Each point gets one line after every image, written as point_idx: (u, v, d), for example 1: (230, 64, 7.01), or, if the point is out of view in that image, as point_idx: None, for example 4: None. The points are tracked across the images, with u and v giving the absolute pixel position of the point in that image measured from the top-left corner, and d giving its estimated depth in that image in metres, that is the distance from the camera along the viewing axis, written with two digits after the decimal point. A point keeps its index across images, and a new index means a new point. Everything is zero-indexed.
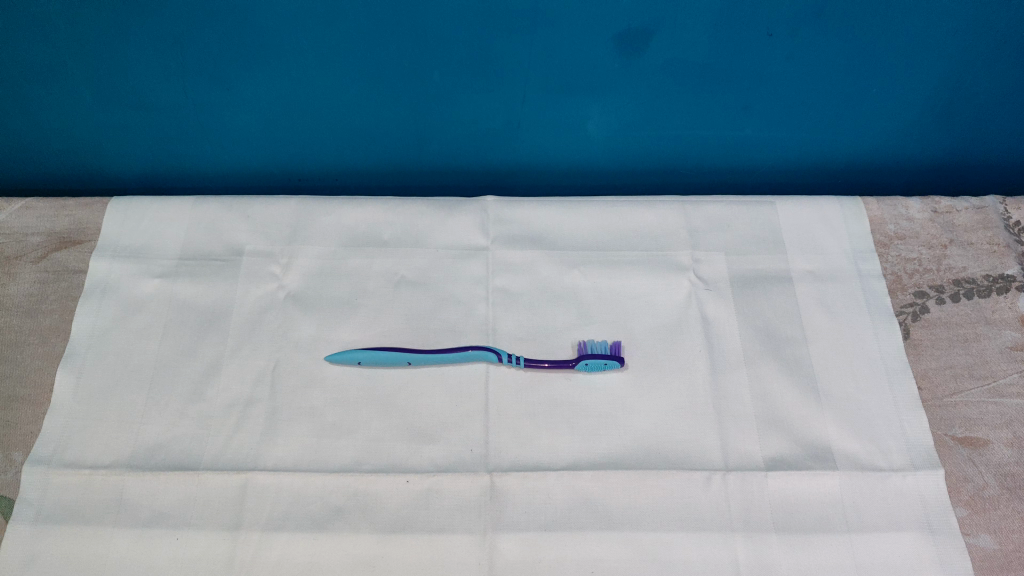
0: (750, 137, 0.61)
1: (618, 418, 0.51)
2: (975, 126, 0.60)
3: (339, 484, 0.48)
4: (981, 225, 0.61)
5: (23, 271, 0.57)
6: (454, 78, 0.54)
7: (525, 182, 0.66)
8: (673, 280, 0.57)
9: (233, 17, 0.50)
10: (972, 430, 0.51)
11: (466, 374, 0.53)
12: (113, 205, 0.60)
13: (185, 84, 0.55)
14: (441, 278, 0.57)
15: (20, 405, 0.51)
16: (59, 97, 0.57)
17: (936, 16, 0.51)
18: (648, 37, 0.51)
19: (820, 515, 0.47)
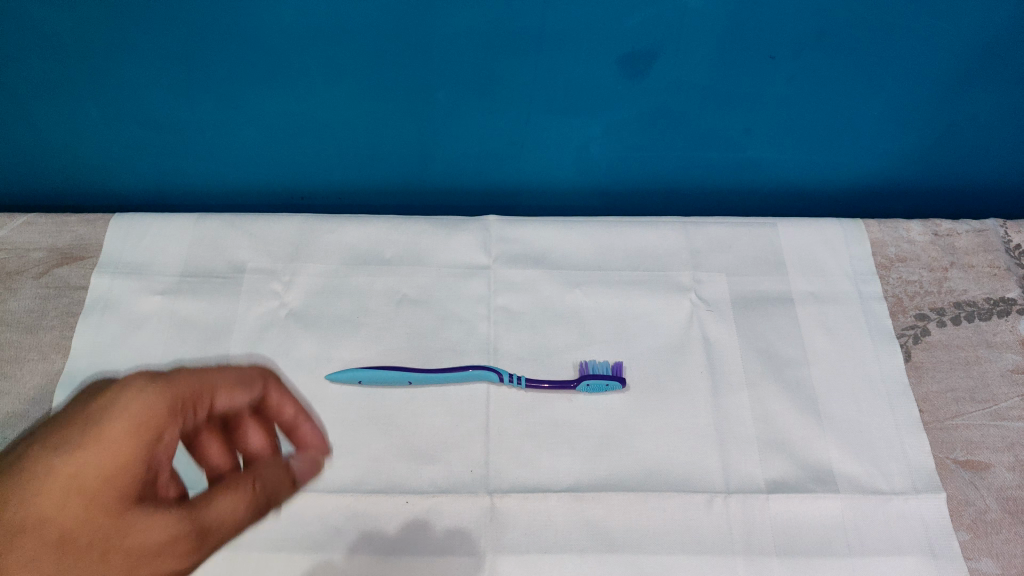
0: (750, 159, 0.61)
1: (620, 439, 0.51)
2: (976, 150, 0.60)
3: (340, 503, 0.48)
4: (981, 248, 0.61)
5: (24, 286, 0.57)
6: (457, 98, 0.55)
7: (526, 202, 0.66)
8: (675, 301, 0.57)
9: (239, 37, 0.50)
10: (974, 453, 0.51)
11: (467, 393, 0.53)
12: (115, 221, 0.60)
13: (189, 102, 0.55)
14: (442, 298, 0.57)
15: (18, 421, 0.51)
16: (63, 114, 0.57)
17: (936, 41, 0.51)
18: (650, 60, 0.52)
19: (823, 539, 0.47)
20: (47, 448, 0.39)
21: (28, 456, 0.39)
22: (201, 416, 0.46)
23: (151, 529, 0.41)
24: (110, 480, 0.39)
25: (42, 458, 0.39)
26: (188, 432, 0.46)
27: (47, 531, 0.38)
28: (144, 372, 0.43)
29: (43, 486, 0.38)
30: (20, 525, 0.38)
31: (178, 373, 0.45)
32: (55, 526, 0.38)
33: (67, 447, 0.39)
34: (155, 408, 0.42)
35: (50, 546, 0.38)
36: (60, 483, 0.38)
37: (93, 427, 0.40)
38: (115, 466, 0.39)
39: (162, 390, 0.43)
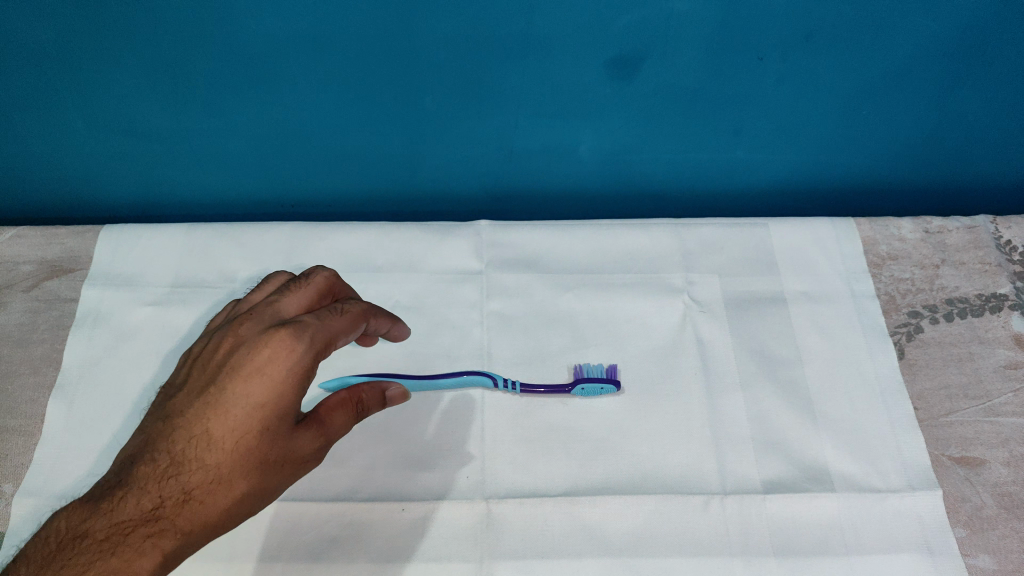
0: (741, 160, 0.61)
1: (616, 442, 0.51)
2: (965, 146, 0.61)
3: (335, 512, 0.48)
4: (972, 245, 0.61)
5: (15, 300, 0.57)
6: (447, 103, 0.54)
7: (518, 207, 0.66)
8: (667, 302, 0.57)
9: (227, 46, 0.50)
10: (969, 449, 0.51)
11: (461, 399, 0.52)
12: (104, 233, 0.59)
13: (178, 112, 0.55)
14: (435, 303, 0.57)
15: (10, 436, 0.51)
16: (51, 126, 0.57)
17: (923, 39, 0.52)
18: (639, 62, 0.52)
19: (820, 538, 0.47)
20: (230, 370, 0.42)
21: (214, 377, 0.42)
22: (359, 307, 0.46)
23: (307, 438, 0.42)
24: (282, 394, 0.41)
25: (227, 376, 0.42)
26: (355, 329, 0.46)
27: (261, 440, 0.41)
28: (285, 300, 0.45)
29: (229, 400, 0.41)
30: (212, 436, 0.41)
31: (317, 272, 0.47)
32: (245, 434, 0.41)
33: (239, 377, 0.41)
34: (305, 298, 0.46)
35: (237, 456, 0.40)
36: (240, 405, 0.41)
37: (257, 351, 0.42)
38: (281, 385, 0.41)
39: (330, 314, 0.44)
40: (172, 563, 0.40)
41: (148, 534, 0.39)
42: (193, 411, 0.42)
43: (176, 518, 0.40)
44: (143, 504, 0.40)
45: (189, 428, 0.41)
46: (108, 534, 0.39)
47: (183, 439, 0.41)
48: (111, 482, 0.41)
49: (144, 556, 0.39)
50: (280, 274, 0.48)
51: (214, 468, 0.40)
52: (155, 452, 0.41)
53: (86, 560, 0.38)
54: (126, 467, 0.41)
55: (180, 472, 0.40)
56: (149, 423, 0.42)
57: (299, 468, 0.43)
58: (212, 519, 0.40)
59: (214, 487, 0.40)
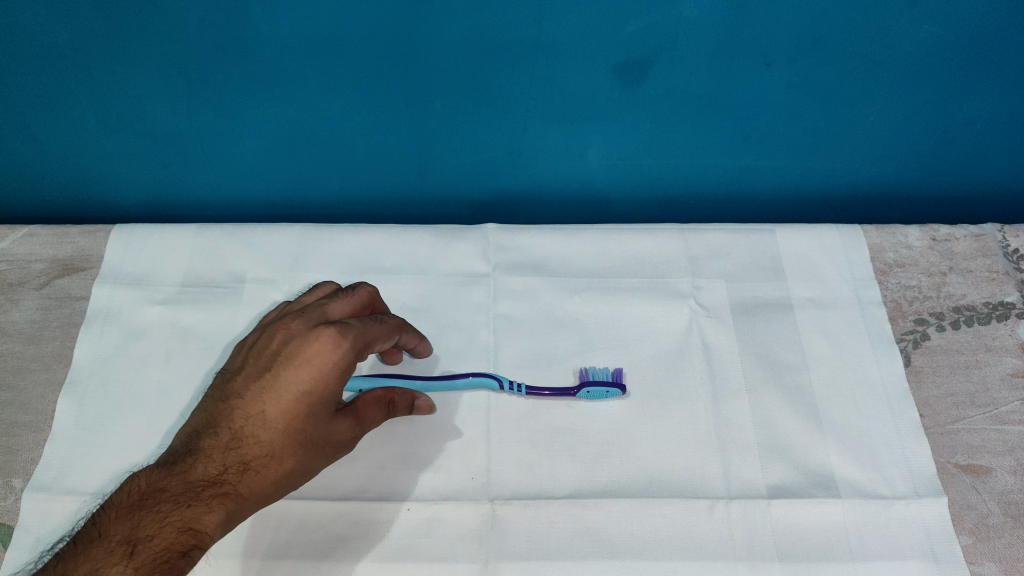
0: (749, 166, 0.61)
1: (621, 445, 0.51)
2: (973, 155, 0.61)
3: (341, 511, 0.48)
4: (980, 253, 0.61)
5: (27, 298, 0.58)
6: (456, 107, 0.55)
7: (526, 211, 0.66)
8: (674, 306, 0.57)
9: (240, 47, 0.51)
10: (975, 457, 0.51)
11: (467, 401, 0.53)
12: (115, 232, 0.60)
13: (191, 113, 0.56)
14: (442, 305, 0.57)
15: (21, 432, 0.51)
16: (65, 126, 0.57)
17: (931, 47, 0.52)
18: (648, 67, 0.52)
19: (825, 543, 0.47)
20: (282, 359, 0.45)
21: (268, 364, 0.45)
22: (394, 320, 0.49)
23: (344, 426, 0.45)
24: (327, 382, 0.44)
25: (280, 364, 0.45)
26: (389, 340, 0.49)
27: (307, 423, 0.44)
28: (333, 305, 0.48)
29: (283, 383, 0.44)
30: (266, 415, 0.44)
31: (359, 282, 0.49)
32: (295, 414, 0.44)
33: (290, 363, 0.45)
34: (350, 304, 0.48)
35: (289, 434, 0.44)
36: (291, 387, 0.44)
37: (307, 343, 0.45)
38: (330, 374, 0.45)
39: (372, 321, 0.47)
40: (233, 525, 0.42)
41: (216, 494, 0.42)
42: (249, 393, 0.45)
43: (238, 484, 0.42)
44: (209, 470, 0.43)
45: (247, 408, 0.44)
46: (183, 490, 0.42)
47: (242, 417, 0.44)
48: (179, 451, 0.44)
49: (212, 513, 0.41)
50: (326, 285, 0.51)
51: (268, 443, 0.43)
52: (218, 427, 0.44)
53: (164, 509, 0.41)
54: (191, 439, 0.44)
55: (240, 445, 0.43)
56: (208, 404, 0.46)
57: (337, 453, 0.46)
58: (266, 489, 0.43)
59: (268, 461, 0.43)
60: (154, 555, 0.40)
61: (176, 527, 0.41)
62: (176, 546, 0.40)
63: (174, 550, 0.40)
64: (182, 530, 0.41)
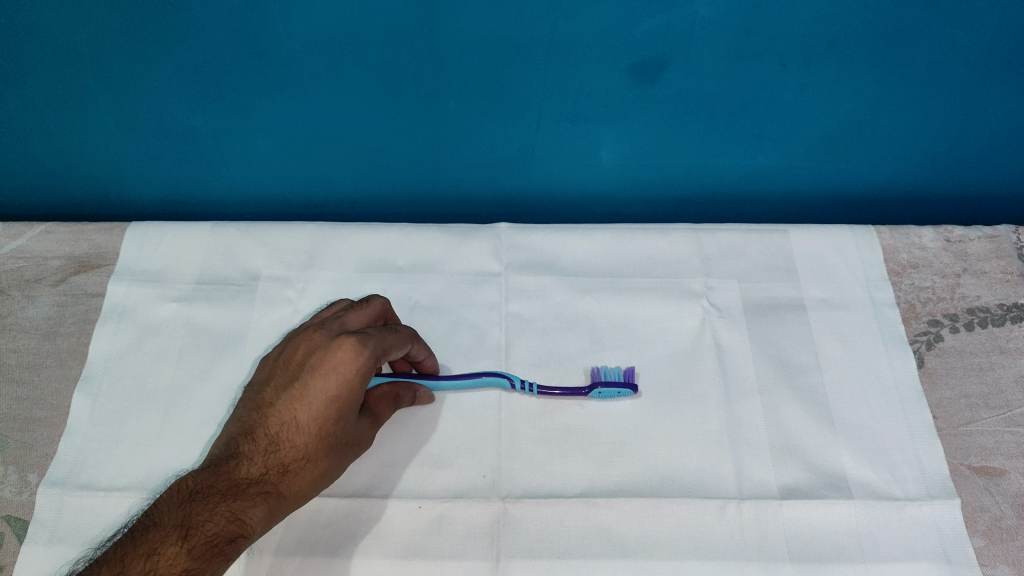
0: (763, 166, 0.61)
1: (632, 445, 0.51)
2: (988, 156, 0.60)
3: (353, 508, 0.48)
4: (994, 254, 0.60)
5: (43, 294, 0.58)
6: (470, 106, 0.55)
7: (538, 211, 0.66)
8: (686, 307, 0.57)
9: (256, 46, 0.51)
10: (989, 459, 0.51)
11: (478, 400, 0.53)
12: (131, 230, 0.60)
13: (208, 112, 0.56)
14: (454, 304, 0.57)
15: (36, 427, 0.52)
16: (83, 124, 0.58)
17: (947, 47, 0.52)
18: (662, 67, 0.52)
19: (837, 544, 0.47)
20: (309, 368, 0.46)
21: (296, 374, 0.46)
22: (412, 329, 0.50)
23: (365, 428, 0.47)
24: (352, 389, 0.46)
25: (307, 372, 0.46)
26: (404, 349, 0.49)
27: (336, 427, 0.46)
28: (350, 316, 0.49)
29: (312, 391, 0.45)
30: (299, 421, 0.45)
31: (376, 295, 0.51)
32: (326, 419, 0.45)
33: (316, 373, 0.46)
34: (367, 316, 0.49)
35: (321, 438, 0.45)
36: (320, 395, 0.45)
37: (331, 352, 0.46)
38: (355, 382, 0.46)
39: (390, 330, 0.48)
40: (273, 521, 0.43)
41: (258, 492, 0.43)
42: (280, 401, 0.46)
43: (279, 484, 0.44)
44: (251, 471, 0.44)
45: (280, 415, 0.45)
46: (229, 486, 0.43)
47: (276, 423, 0.45)
48: (218, 454, 0.45)
49: (256, 508, 0.42)
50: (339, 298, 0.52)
51: (303, 447, 0.45)
52: (253, 434, 0.45)
53: (213, 501, 0.42)
54: (228, 444, 0.45)
55: (276, 449, 0.44)
56: (240, 412, 0.46)
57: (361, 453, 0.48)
58: (303, 490, 0.45)
59: (304, 464, 0.44)
60: (205, 539, 0.40)
61: (224, 516, 0.41)
62: (225, 534, 0.41)
63: (223, 536, 0.41)
64: (229, 520, 0.41)
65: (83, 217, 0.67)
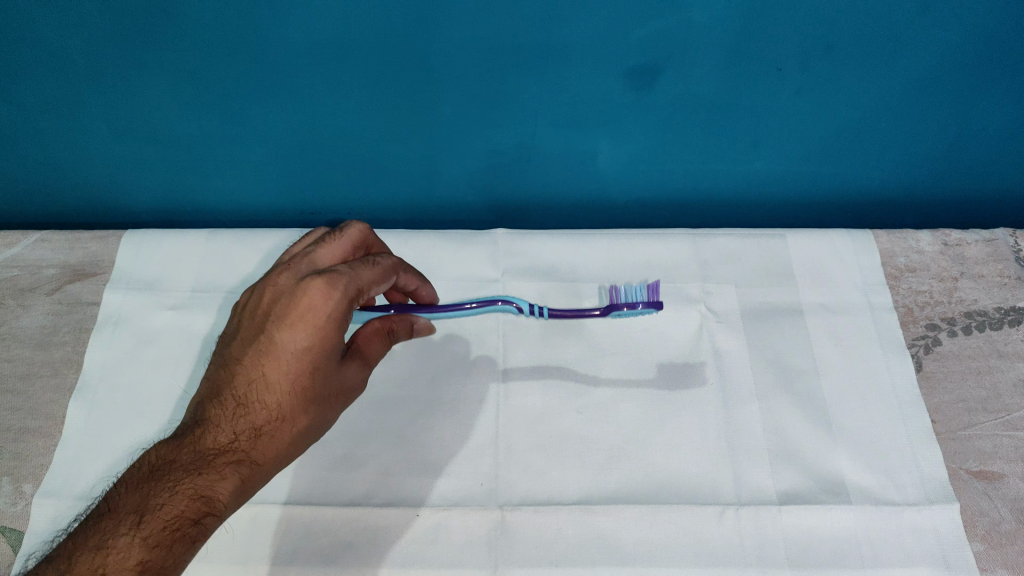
0: (759, 171, 0.61)
1: (631, 451, 0.51)
2: (985, 160, 0.60)
3: (349, 517, 0.48)
4: (991, 258, 0.60)
5: (37, 303, 0.58)
6: (465, 112, 0.55)
7: (536, 217, 0.66)
8: (684, 312, 0.57)
9: (250, 54, 0.51)
10: (987, 464, 0.51)
11: (476, 407, 0.52)
12: (126, 238, 0.60)
13: (201, 119, 0.56)
14: (451, 311, 0.57)
15: (31, 437, 0.51)
16: (77, 132, 0.57)
17: (941, 51, 0.52)
18: (657, 73, 0.52)
19: (836, 551, 0.47)
20: (274, 319, 0.44)
21: (262, 325, 0.45)
22: (392, 262, 0.48)
23: (353, 372, 0.46)
24: (326, 335, 0.44)
25: (273, 324, 0.44)
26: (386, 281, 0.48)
27: (314, 380, 0.44)
28: (321, 251, 0.47)
29: (280, 344, 0.44)
30: (268, 378, 0.44)
31: (351, 225, 0.49)
32: (299, 373, 0.44)
33: (282, 322, 0.44)
34: (339, 249, 0.47)
35: (296, 393, 0.44)
36: (287, 347, 0.44)
37: (298, 297, 0.44)
38: (325, 329, 0.44)
39: (364, 264, 0.46)
40: (248, 489, 0.43)
41: (228, 462, 0.42)
42: (247, 356, 0.44)
43: (251, 450, 0.43)
44: (219, 439, 0.43)
45: (247, 373, 0.44)
46: (193, 459, 0.42)
47: (244, 382, 0.44)
48: (187, 422, 0.44)
49: (225, 480, 0.42)
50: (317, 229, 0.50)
51: (275, 407, 0.43)
52: (222, 395, 0.44)
53: (174, 479, 0.41)
54: (197, 409, 0.44)
55: (246, 411, 0.43)
56: (210, 370, 0.45)
57: (349, 397, 0.47)
58: (281, 451, 0.44)
59: (279, 425, 0.43)
60: (164, 523, 0.40)
61: (188, 495, 0.41)
62: (189, 514, 0.40)
63: (186, 517, 0.40)
64: (195, 497, 0.41)
65: (78, 225, 0.67)
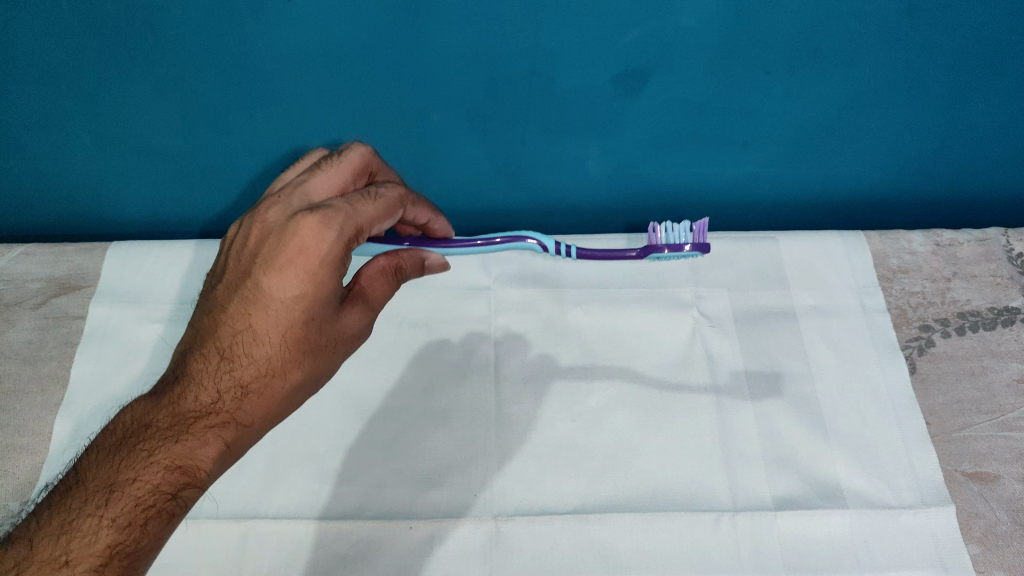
0: (750, 174, 0.61)
1: (625, 459, 0.50)
2: (976, 159, 0.60)
3: (342, 530, 0.48)
4: (984, 257, 0.60)
5: (23, 317, 0.57)
6: (453, 119, 0.55)
7: (526, 223, 0.66)
8: (676, 316, 0.57)
9: (235, 63, 0.50)
10: (983, 465, 0.51)
11: (469, 417, 0.52)
12: (113, 250, 0.59)
13: (187, 129, 0.55)
14: (442, 319, 0.57)
15: (18, 455, 0.51)
16: (60, 144, 0.57)
17: (930, 51, 0.51)
18: (645, 77, 0.52)
19: (833, 556, 0.47)
20: (264, 265, 0.43)
21: (250, 272, 0.44)
22: (392, 195, 0.46)
23: (354, 317, 0.45)
24: (319, 280, 0.43)
25: (263, 270, 0.43)
26: (389, 215, 0.46)
27: (309, 329, 0.43)
28: (317, 182, 0.46)
29: (268, 293, 0.43)
30: (256, 330, 0.43)
31: (351, 150, 0.47)
32: (290, 323, 0.43)
33: (274, 268, 0.43)
34: (336, 180, 0.46)
35: (286, 346, 0.43)
36: (277, 295, 0.43)
37: (290, 239, 0.43)
38: (318, 273, 0.43)
39: (362, 201, 0.44)
40: (233, 451, 0.43)
41: (209, 426, 0.42)
42: (236, 305, 0.43)
43: (236, 411, 0.42)
44: (202, 398, 0.42)
45: (235, 325, 0.43)
46: (171, 423, 0.42)
47: (230, 334, 0.43)
48: (172, 376, 0.44)
49: (206, 448, 0.42)
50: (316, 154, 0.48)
51: (262, 363, 0.43)
52: (207, 348, 0.43)
53: (148, 448, 0.41)
54: (182, 361, 0.44)
55: (232, 367, 0.43)
56: (198, 318, 0.45)
57: (348, 343, 0.46)
58: (269, 408, 0.43)
59: (269, 380, 0.43)
60: (136, 500, 0.40)
61: (163, 466, 0.41)
62: (165, 487, 0.41)
63: (161, 492, 0.41)
64: (172, 468, 0.41)
65: (64, 238, 0.66)
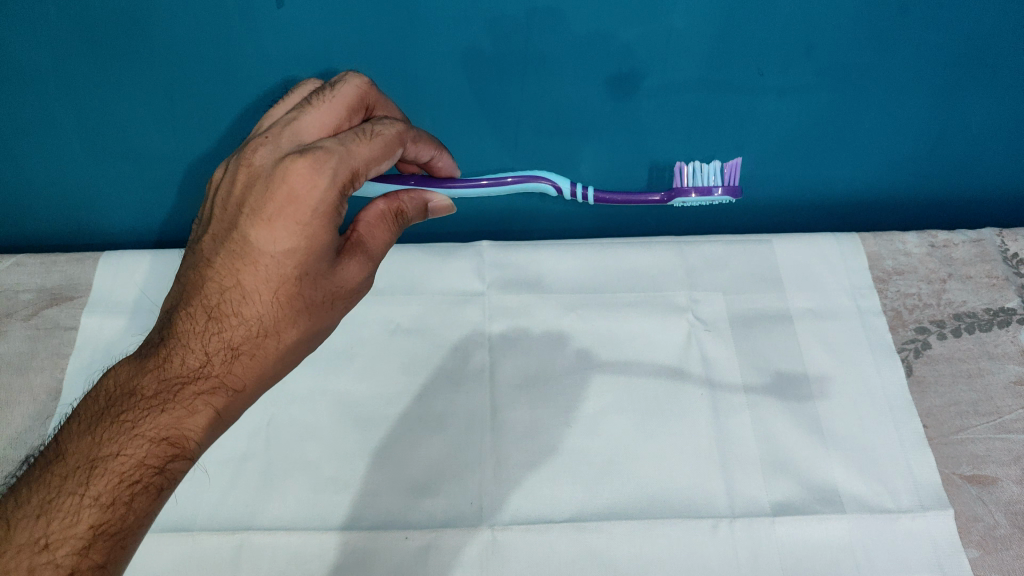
0: (744, 177, 0.61)
1: (622, 465, 0.50)
2: (970, 159, 0.60)
3: (338, 541, 0.47)
4: (979, 258, 0.60)
5: (14, 329, 0.56)
6: (446, 125, 0.54)
7: (521, 229, 0.65)
8: (672, 320, 0.57)
9: (227, 69, 0.50)
10: (980, 468, 0.51)
11: (465, 425, 0.52)
12: (104, 261, 0.59)
13: (178, 137, 0.55)
14: (437, 325, 0.56)
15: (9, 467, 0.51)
16: (51, 153, 0.56)
17: (923, 50, 0.51)
18: (637, 79, 0.52)
19: (831, 560, 0.47)
20: (251, 214, 0.40)
21: (236, 221, 0.41)
22: (392, 132, 0.42)
23: (352, 269, 0.43)
24: (311, 231, 0.40)
25: (250, 219, 0.40)
26: (391, 154, 0.42)
27: (303, 285, 0.40)
28: (308, 117, 0.41)
29: (256, 246, 0.40)
30: (245, 287, 0.40)
31: (346, 83, 0.42)
32: (281, 279, 0.40)
33: (261, 219, 0.40)
34: (328, 115, 0.42)
35: (278, 303, 0.40)
36: (267, 249, 0.40)
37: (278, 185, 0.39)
38: (311, 224, 0.39)
39: (358, 139, 0.40)
40: (224, 415, 0.41)
41: (199, 392, 0.40)
42: (222, 258, 0.41)
43: (227, 374, 0.41)
44: (189, 362, 0.40)
45: (222, 281, 0.41)
46: (158, 390, 0.40)
47: (217, 291, 0.41)
48: (157, 337, 0.42)
49: (197, 415, 0.40)
50: (310, 83, 0.44)
51: (254, 324, 0.41)
52: (193, 307, 0.41)
53: (132, 419, 0.39)
54: (168, 321, 0.42)
55: (221, 328, 0.41)
56: (184, 273, 0.42)
57: (347, 298, 0.43)
58: (262, 369, 0.41)
59: (261, 341, 0.41)
60: (120, 475, 0.38)
61: (150, 437, 0.39)
62: (151, 460, 0.39)
63: (149, 465, 0.39)
64: (159, 439, 0.39)
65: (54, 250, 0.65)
